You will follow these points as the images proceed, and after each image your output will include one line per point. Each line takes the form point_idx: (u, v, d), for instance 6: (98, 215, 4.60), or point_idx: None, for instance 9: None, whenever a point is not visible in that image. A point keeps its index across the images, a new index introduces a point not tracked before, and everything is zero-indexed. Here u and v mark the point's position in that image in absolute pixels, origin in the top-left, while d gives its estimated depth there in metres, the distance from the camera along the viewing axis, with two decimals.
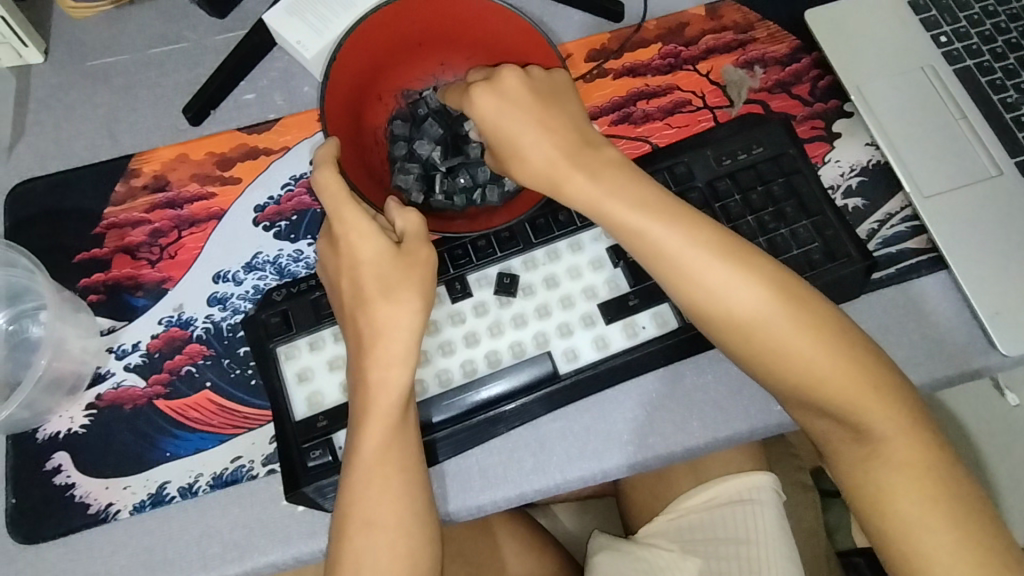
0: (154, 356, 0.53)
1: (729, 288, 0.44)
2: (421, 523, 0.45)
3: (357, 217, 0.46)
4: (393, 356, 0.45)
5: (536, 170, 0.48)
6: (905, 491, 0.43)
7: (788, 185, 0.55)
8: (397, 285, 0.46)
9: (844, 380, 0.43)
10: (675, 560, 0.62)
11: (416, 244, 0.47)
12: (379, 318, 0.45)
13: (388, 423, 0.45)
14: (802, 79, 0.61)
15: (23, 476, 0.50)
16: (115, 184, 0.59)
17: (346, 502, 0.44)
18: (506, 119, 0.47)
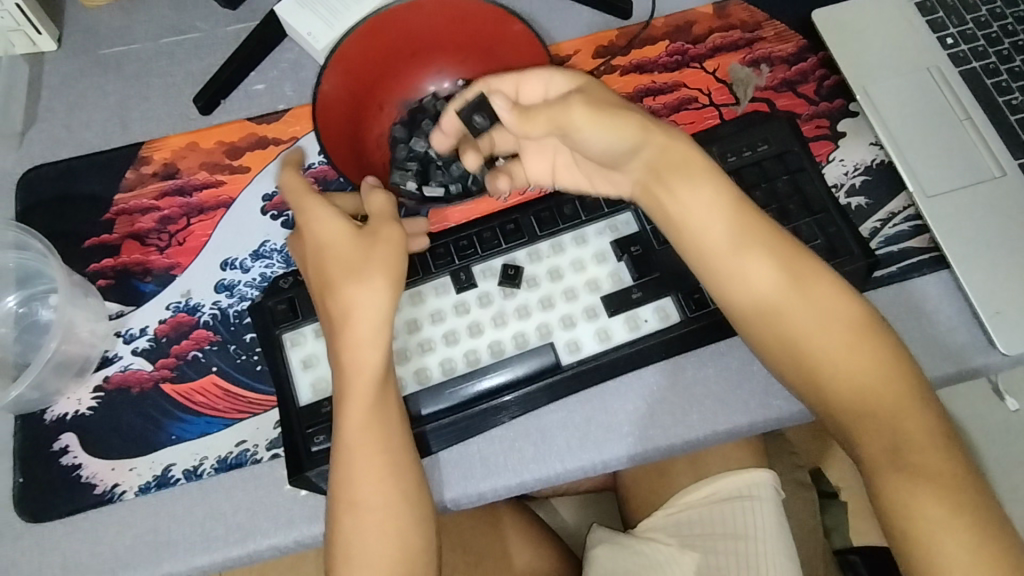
0: (161, 341, 0.54)
1: (767, 284, 0.48)
2: (405, 504, 0.46)
3: (320, 207, 0.48)
4: (364, 340, 0.45)
5: (634, 126, 0.47)
6: (921, 486, 0.45)
7: (791, 183, 0.55)
8: (363, 266, 0.46)
9: (875, 372, 0.47)
10: (673, 555, 0.62)
11: (378, 223, 0.47)
12: (349, 300, 0.46)
13: (366, 405, 0.45)
14: (808, 78, 0.62)
15: (30, 455, 0.51)
16: (125, 170, 0.60)
17: (335, 483, 0.46)
18: (592, 87, 0.49)
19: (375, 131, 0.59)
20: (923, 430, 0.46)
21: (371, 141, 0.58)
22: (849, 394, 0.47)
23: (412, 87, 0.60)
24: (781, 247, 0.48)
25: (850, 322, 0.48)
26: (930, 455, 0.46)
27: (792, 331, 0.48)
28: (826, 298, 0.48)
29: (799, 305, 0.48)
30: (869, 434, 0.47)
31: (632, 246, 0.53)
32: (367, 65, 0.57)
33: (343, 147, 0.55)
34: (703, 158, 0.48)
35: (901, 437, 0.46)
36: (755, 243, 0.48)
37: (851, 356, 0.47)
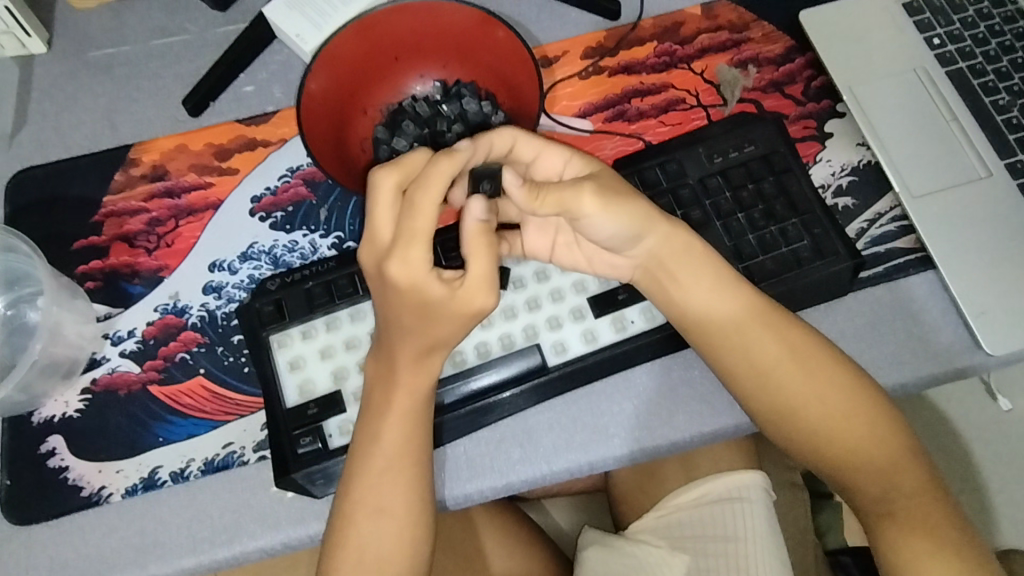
0: (149, 343, 0.54)
1: (768, 361, 0.50)
2: (420, 511, 0.48)
3: (422, 262, 0.42)
4: (425, 360, 0.46)
5: (638, 213, 0.48)
6: (914, 532, 0.48)
7: (778, 184, 0.55)
8: (443, 323, 0.44)
9: (845, 404, 0.49)
10: (663, 557, 0.63)
11: (473, 296, 0.43)
12: (426, 341, 0.45)
13: (409, 418, 0.47)
14: (796, 79, 0.62)
15: (18, 457, 0.51)
16: (114, 173, 0.60)
17: (351, 487, 0.47)
18: (602, 171, 0.49)
19: (360, 132, 0.59)
20: (915, 480, 0.49)
21: (356, 142, 0.58)
22: (846, 457, 0.50)
23: (398, 88, 0.60)
24: (780, 322, 0.50)
25: (847, 391, 0.49)
26: (921, 503, 0.49)
27: (791, 406, 0.50)
28: (822, 369, 0.50)
29: (796, 378, 0.50)
30: (852, 466, 0.50)
31: None
32: (351, 67, 0.57)
33: (328, 150, 0.55)
34: (704, 245, 0.50)
35: (896, 493, 0.49)
36: (755, 324, 0.50)
37: (845, 422, 0.49)
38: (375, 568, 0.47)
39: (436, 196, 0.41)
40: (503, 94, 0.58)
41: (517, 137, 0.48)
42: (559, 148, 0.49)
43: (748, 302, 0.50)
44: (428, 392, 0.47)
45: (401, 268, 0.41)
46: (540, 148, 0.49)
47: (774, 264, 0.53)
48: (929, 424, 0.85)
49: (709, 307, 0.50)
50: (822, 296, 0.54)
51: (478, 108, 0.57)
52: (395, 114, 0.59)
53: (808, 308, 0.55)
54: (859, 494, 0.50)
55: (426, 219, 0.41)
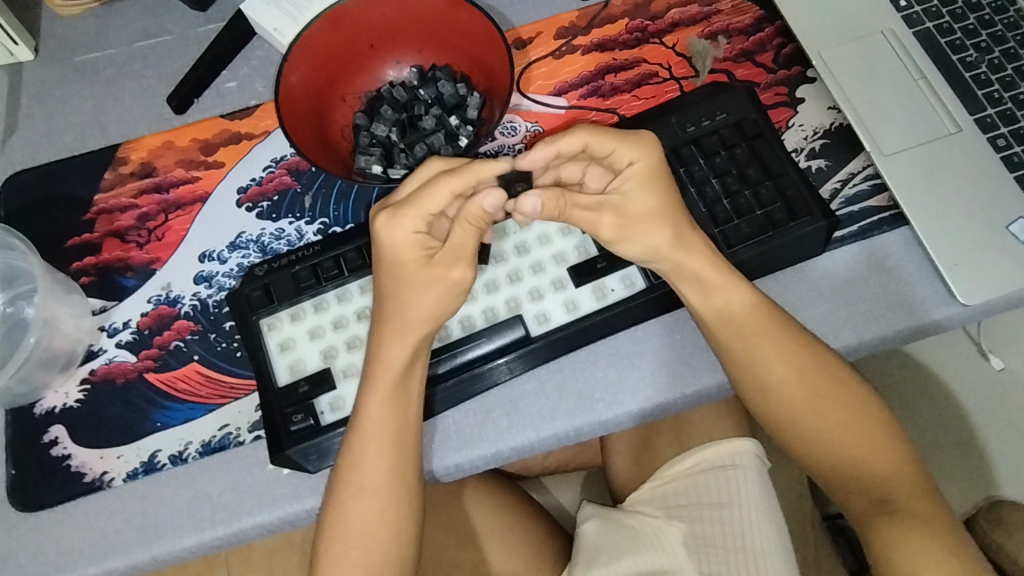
0: (144, 333, 0.56)
1: (770, 367, 0.51)
2: (404, 488, 0.49)
3: (411, 227, 0.47)
4: (402, 336, 0.48)
5: (657, 244, 0.49)
6: (916, 533, 0.48)
7: (750, 149, 0.56)
8: (421, 291, 0.47)
9: (840, 404, 0.51)
10: (660, 526, 0.66)
11: (446, 261, 0.47)
12: (401, 310, 0.48)
13: (390, 398, 0.48)
14: (766, 48, 0.63)
15: (22, 447, 0.53)
16: (104, 171, 0.62)
17: (343, 469, 0.48)
18: (644, 195, 0.49)
19: (341, 119, 0.60)
20: (909, 482, 0.50)
21: (338, 129, 0.60)
22: (840, 457, 0.51)
23: (376, 76, 0.61)
24: (785, 325, 0.51)
25: (844, 391, 0.51)
26: (919, 501, 0.50)
27: (788, 410, 0.52)
28: (823, 370, 0.51)
29: (798, 382, 0.51)
30: (843, 465, 0.51)
31: None
32: (330, 56, 0.58)
33: (310, 137, 0.57)
34: (718, 266, 0.50)
35: (890, 488, 0.50)
36: (757, 327, 0.51)
37: (839, 420, 0.51)
38: (359, 547, 0.48)
39: (454, 184, 0.46)
40: (476, 73, 0.60)
41: (588, 142, 0.48)
42: (635, 147, 0.48)
43: (754, 308, 0.51)
44: (402, 369, 0.48)
45: (389, 224, 0.47)
46: (612, 149, 0.48)
47: (749, 227, 0.54)
48: (924, 389, 0.86)
49: (715, 315, 0.51)
50: (797, 256, 0.55)
51: (453, 88, 0.59)
52: (375, 102, 0.61)
53: (784, 270, 0.56)
54: (851, 495, 0.51)
55: (433, 200, 0.46)
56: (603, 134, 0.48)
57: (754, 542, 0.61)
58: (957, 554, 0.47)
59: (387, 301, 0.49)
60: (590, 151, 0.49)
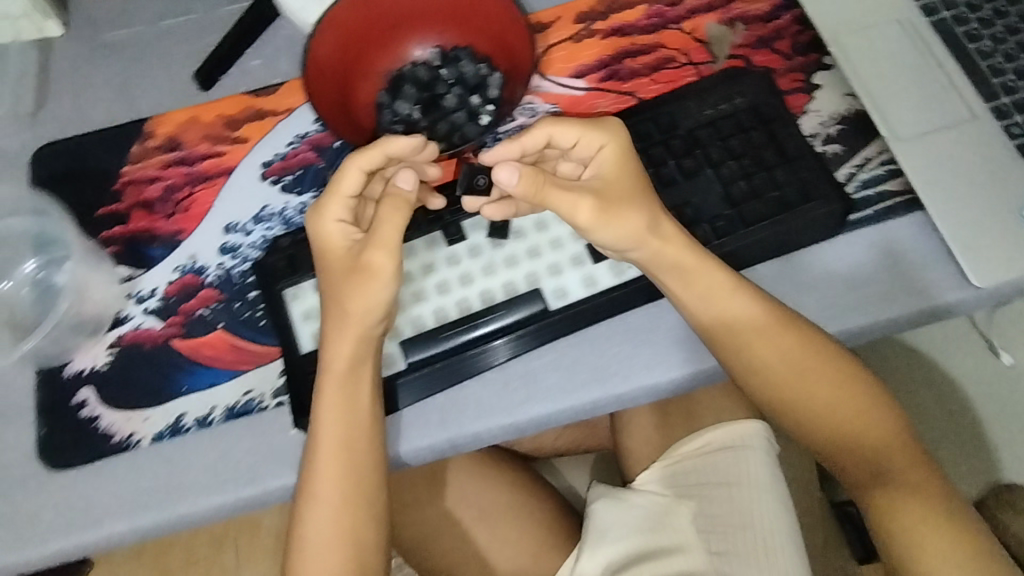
0: (170, 301, 0.57)
1: (757, 346, 0.52)
2: (365, 495, 0.50)
3: (335, 216, 0.50)
4: (342, 332, 0.49)
5: (636, 230, 0.50)
6: (909, 503, 0.50)
7: (767, 133, 0.57)
8: (350, 285, 0.49)
9: (829, 381, 0.52)
10: (669, 505, 0.68)
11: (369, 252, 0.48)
12: (335, 305, 0.50)
13: (342, 402, 0.49)
14: (784, 35, 0.64)
15: (51, 409, 0.54)
16: (131, 144, 0.63)
17: (305, 479, 0.50)
18: (620, 177, 0.51)
19: (364, 97, 0.61)
20: (903, 451, 0.52)
21: (361, 107, 0.61)
22: (833, 430, 0.53)
23: (399, 56, 0.62)
24: (769, 308, 0.52)
25: (833, 370, 0.52)
26: (913, 471, 0.52)
27: (777, 388, 0.53)
28: (811, 354, 0.52)
29: (785, 362, 0.52)
30: (835, 438, 0.53)
31: None
32: (355, 34, 0.59)
33: (337, 115, 0.59)
34: (696, 255, 0.51)
35: (885, 460, 0.52)
36: (742, 312, 0.52)
37: (829, 395, 0.53)
38: (321, 540, 0.50)
39: (359, 162, 0.49)
40: (498, 55, 0.61)
41: (553, 131, 0.50)
42: (598, 134, 0.51)
43: (736, 296, 0.52)
44: (350, 372, 0.49)
45: (316, 217, 0.50)
46: (578, 134, 0.50)
47: (765, 208, 0.55)
48: (933, 384, 0.86)
49: (701, 302, 0.52)
50: (811, 237, 0.56)
51: (474, 67, 0.59)
52: (396, 80, 0.61)
53: (798, 251, 0.57)
54: (848, 465, 0.53)
55: (347, 181, 0.49)
56: (566, 124, 0.50)
57: (761, 520, 0.64)
58: (948, 519, 0.50)
59: (328, 301, 0.50)
60: (556, 143, 0.51)
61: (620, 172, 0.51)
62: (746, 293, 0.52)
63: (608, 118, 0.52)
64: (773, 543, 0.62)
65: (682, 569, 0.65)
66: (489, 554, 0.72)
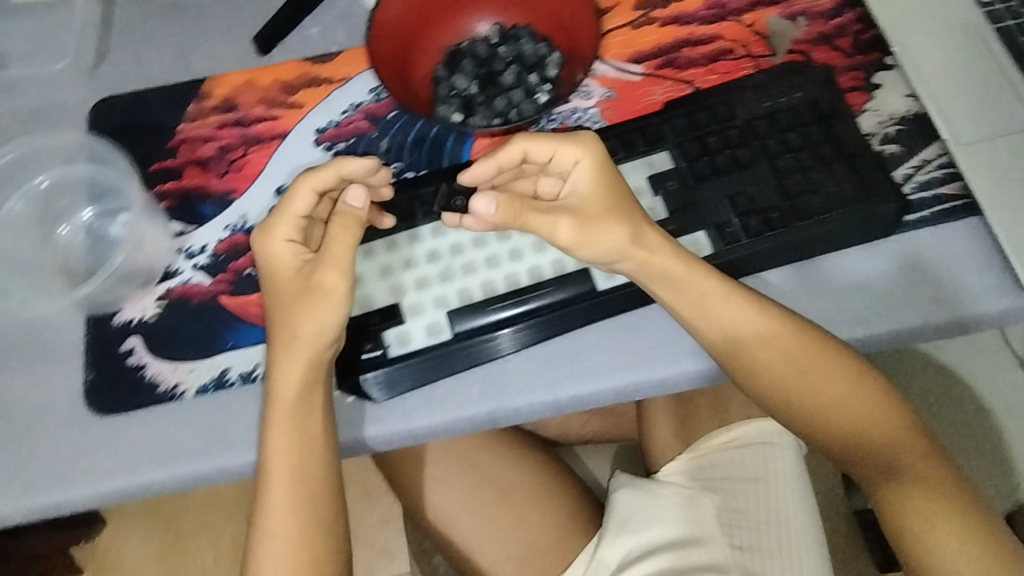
0: (220, 258, 0.58)
1: (758, 347, 0.52)
2: (315, 531, 0.50)
3: (284, 239, 0.50)
4: (293, 357, 0.50)
5: (617, 245, 0.50)
6: (922, 495, 0.51)
7: (825, 128, 0.57)
8: (303, 307, 0.49)
9: (832, 382, 0.52)
10: (694, 498, 0.68)
11: (319, 275, 0.48)
12: (285, 330, 0.50)
13: (289, 432, 0.50)
14: (844, 33, 0.64)
15: (100, 354, 0.55)
16: (188, 103, 0.63)
17: (258, 514, 0.51)
18: (597, 195, 0.50)
19: (422, 70, 0.62)
20: (915, 445, 0.52)
21: (419, 80, 0.62)
22: (840, 428, 0.53)
23: (458, 33, 0.63)
24: (769, 309, 0.52)
25: (837, 371, 0.52)
26: (924, 464, 0.52)
27: (781, 389, 0.53)
28: (813, 355, 0.51)
29: (787, 362, 0.52)
30: (843, 437, 0.53)
31: (668, 180, 0.56)
32: (418, 7, 0.60)
33: (397, 82, 0.60)
34: (683, 266, 0.51)
35: (898, 453, 0.52)
36: (738, 316, 0.52)
37: (835, 393, 0.53)
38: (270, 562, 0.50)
39: (312, 184, 0.50)
40: (557, 36, 0.62)
41: (528, 146, 0.50)
42: (574, 148, 0.50)
43: (730, 302, 0.52)
44: (297, 399, 0.50)
45: (264, 239, 0.51)
46: (554, 147, 0.50)
47: (821, 202, 0.55)
48: None
49: (695, 310, 0.52)
50: (829, 245, 0.55)
51: (533, 46, 0.60)
52: (455, 56, 0.61)
53: (850, 249, 0.56)
54: (858, 460, 0.53)
55: (297, 201, 0.50)
56: (541, 138, 0.50)
57: (786, 517, 0.65)
58: (960, 510, 0.50)
59: (278, 324, 0.50)
60: (532, 156, 0.50)
61: (600, 192, 0.50)
62: (744, 295, 0.52)
63: (584, 131, 0.51)
64: (797, 540, 0.64)
65: (703, 562, 0.65)
66: (510, 536, 0.72)
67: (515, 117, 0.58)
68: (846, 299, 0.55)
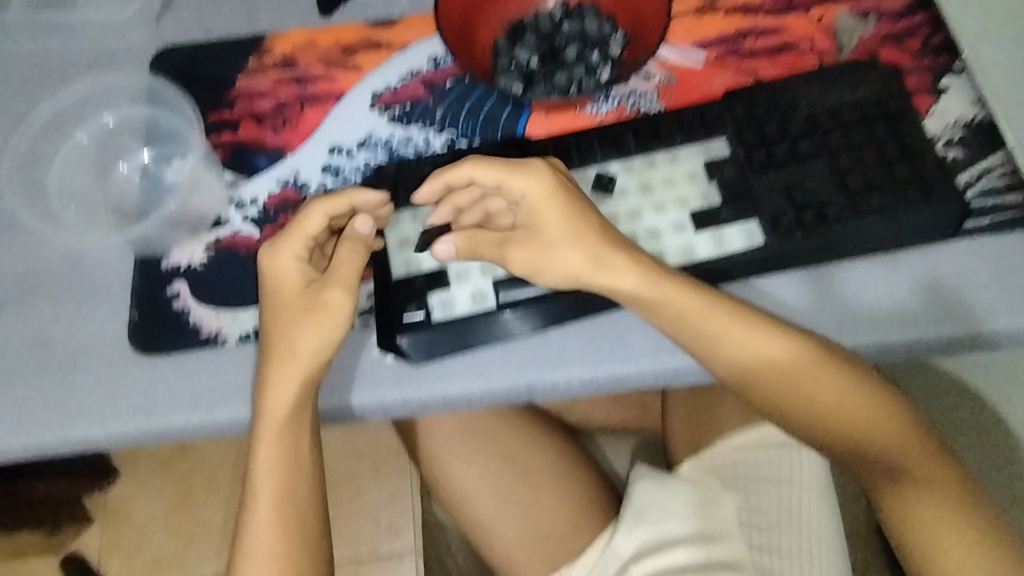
0: (270, 211, 0.58)
1: (759, 359, 0.52)
2: (300, 545, 0.53)
3: (291, 257, 0.52)
4: (283, 376, 0.50)
5: (574, 271, 0.51)
6: (925, 499, 0.52)
7: (890, 127, 0.56)
8: (304, 324, 0.50)
9: (832, 394, 0.52)
10: (715, 495, 0.67)
11: (327, 295, 0.51)
12: (280, 348, 0.51)
13: (275, 451, 0.52)
14: (914, 34, 0.62)
15: (146, 295, 0.55)
16: (249, 58, 0.64)
17: (244, 531, 0.53)
18: (552, 221, 0.52)
19: (484, 41, 0.62)
20: (917, 448, 0.53)
21: (480, 50, 0.62)
22: (843, 433, 0.54)
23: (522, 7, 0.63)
24: (760, 323, 0.52)
25: (837, 385, 0.52)
26: (927, 466, 0.52)
27: (785, 397, 0.54)
28: (813, 372, 0.51)
29: (790, 375, 0.52)
30: (847, 444, 0.54)
31: (724, 168, 0.56)
32: None
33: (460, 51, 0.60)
34: (657, 293, 0.51)
35: (901, 457, 0.53)
36: (735, 333, 0.51)
37: (836, 402, 0.53)
38: (261, 551, 0.52)
39: (325, 209, 0.51)
40: (623, 16, 0.61)
41: (474, 173, 0.52)
42: (521, 176, 0.51)
43: (729, 320, 0.51)
44: (286, 418, 0.51)
45: (270, 256, 0.52)
46: (501, 176, 0.52)
47: (881, 201, 0.53)
48: None
49: (697, 323, 0.51)
50: (827, 258, 0.54)
51: (597, 25, 0.60)
52: (518, 29, 0.61)
53: (906, 251, 0.55)
54: (863, 464, 0.54)
55: (310, 223, 0.51)
56: (484, 165, 0.52)
57: (806, 520, 0.64)
58: (961, 510, 0.51)
59: (271, 339, 0.51)
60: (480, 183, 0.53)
61: (558, 217, 0.51)
62: (734, 309, 0.52)
63: (534, 159, 0.52)
64: (815, 543, 0.62)
65: (719, 558, 0.64)
66: (528, 515, 0.70)
67: (573, 94, 0.58)
68: (900, 301, 0.53)
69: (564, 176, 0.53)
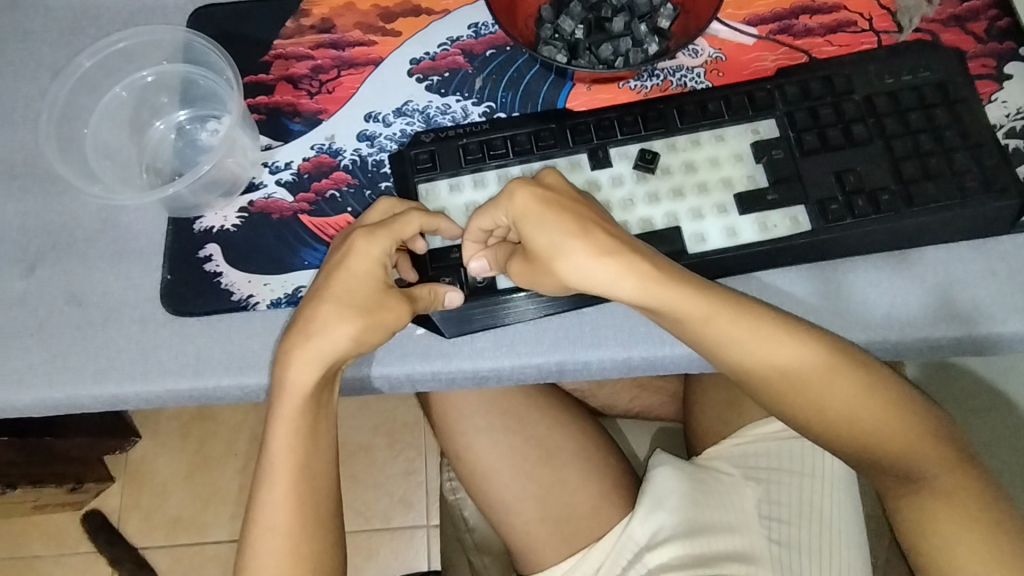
0: (303, 177, 0.57)
1: (770, 358, 0.49)
2: (315, 523, 0.50)
3: (379, 248, 0.49)
4: (312, 368, 0.48)
5: (562, 283, 0.49)
6: (944, 509, 0.48)
7: (950, 112, 0.54)
8: (359, 320, 0.48)
9: (846, 397, 0.49)
10: (735, 484, 0.66)
11: (393, 300, 0.49)
12: (319, 347, 0.48)
13: (294, 426, 0.49)
14: (979, 17, 0.59)
15: (178, 257, 0.55)
16: (287, 19, 0.62)
17: (255, 509, 0.50)
18: (540, 236, 0.48)
19: (528, 6, 0.60)
20: (942, 457, 0.49)
21: (523, 17, 0.60)
22: (862, 443, 0.50)
23: None
24: (771, 323, 0.49)
25: (850, 385, 0.49)
26: (949, 477, 0.48)
27: (799, 404, 0.50)
28: (825, 372, 0.48)
29: (802, 375, 0.49)
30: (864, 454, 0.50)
31: (773, 149, 0.54)
32: None
33: (506, 18, 0.58)
34: (660, 294, 0.48)
35: (917, 461, 0.49)
36: (743, 332, 0.49)
37: (852, 408, 0.49)
38: (271, 530, 0.49)
39: (423, 217, 0.50)
40: None
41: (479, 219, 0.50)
42: (506, 200, 0.49)
43: (739, 314, 0.49)
44: (309, 393, 0.49)
45: (365, 240, 0.50)
46: (495, 209, 0.49)
47: (936, 189, 0.51)
48: None
49: (705, 318, 0.48)
50: (853, 254, 0.52)
51: None
52: None
53: (958, 243, 0.52)
54: (880, 473, 0.50)
55: (410, 228, 0.50)
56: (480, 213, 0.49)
57: (829, 514, 0.64)
58: (989, 522, 0.47)
59: (314, 325, 0.48)
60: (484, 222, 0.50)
61: (551, 229, 0.48)
62: (737, 310, 0.49)
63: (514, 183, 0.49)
64: (838, 540, 0.63)
65: (734, 549, 0.63)
66: (548, 496, 0.69)
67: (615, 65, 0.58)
68: (948, 297, 0.51)
69: (556, 192, 0.49)
